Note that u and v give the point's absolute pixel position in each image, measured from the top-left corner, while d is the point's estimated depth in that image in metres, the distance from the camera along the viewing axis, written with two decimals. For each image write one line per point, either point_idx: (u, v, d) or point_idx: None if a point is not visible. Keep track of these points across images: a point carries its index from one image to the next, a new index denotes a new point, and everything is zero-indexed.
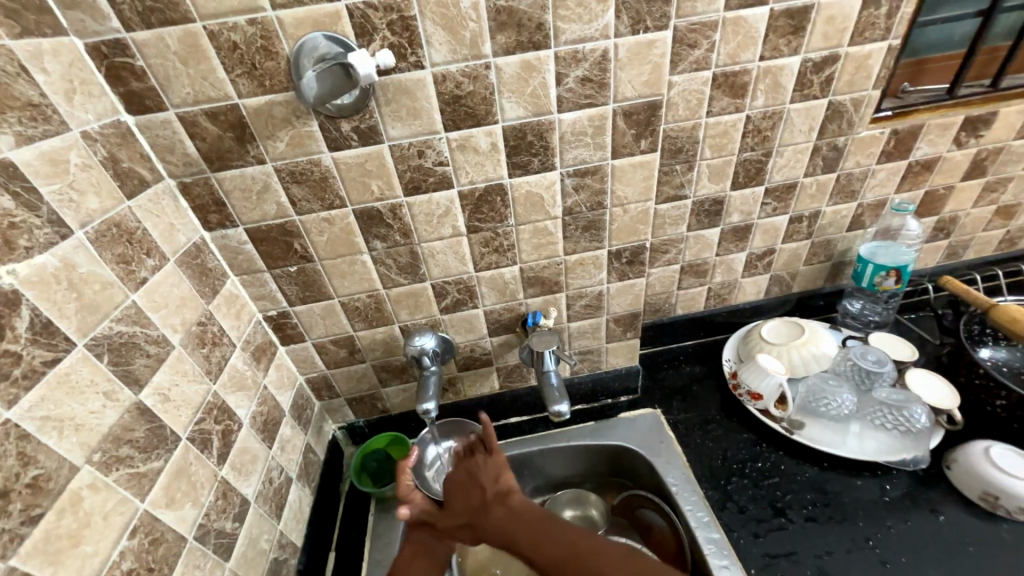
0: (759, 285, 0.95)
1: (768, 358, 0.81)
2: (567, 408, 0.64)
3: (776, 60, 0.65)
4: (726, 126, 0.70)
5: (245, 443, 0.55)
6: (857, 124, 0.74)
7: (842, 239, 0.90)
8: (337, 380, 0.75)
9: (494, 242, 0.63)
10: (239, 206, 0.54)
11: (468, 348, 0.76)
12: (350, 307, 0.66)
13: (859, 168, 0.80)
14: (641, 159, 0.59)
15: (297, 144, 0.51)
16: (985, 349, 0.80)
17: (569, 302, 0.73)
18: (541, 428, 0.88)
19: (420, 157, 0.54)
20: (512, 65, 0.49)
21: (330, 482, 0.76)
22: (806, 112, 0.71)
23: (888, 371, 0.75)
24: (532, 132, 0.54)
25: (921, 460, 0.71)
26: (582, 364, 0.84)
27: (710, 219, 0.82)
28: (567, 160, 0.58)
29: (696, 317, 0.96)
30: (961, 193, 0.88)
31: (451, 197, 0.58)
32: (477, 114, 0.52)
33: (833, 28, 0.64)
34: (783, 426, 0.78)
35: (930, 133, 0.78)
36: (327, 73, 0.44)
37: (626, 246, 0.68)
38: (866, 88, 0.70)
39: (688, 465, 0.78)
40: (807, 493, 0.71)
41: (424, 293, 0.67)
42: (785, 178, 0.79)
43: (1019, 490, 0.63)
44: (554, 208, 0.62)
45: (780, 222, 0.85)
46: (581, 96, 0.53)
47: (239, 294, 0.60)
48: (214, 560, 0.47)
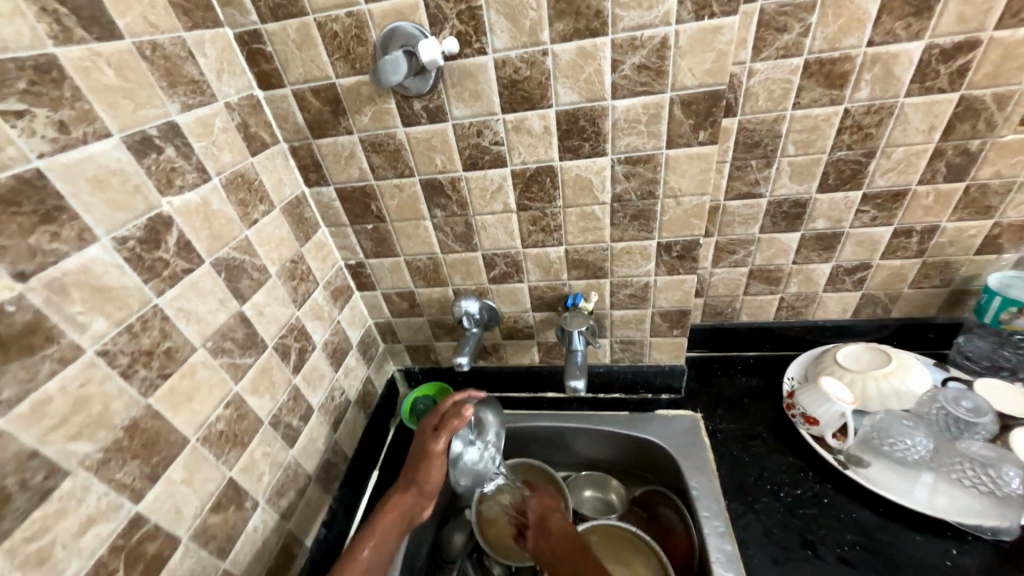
0: (845, 303, 0.84)
1: (832, 383, 0.73)
2: (583, 385, 0.65)
3: (888, 46, 0.57)
4: (816, 120, 0.64)
5: (316, 362, 0.69)
6: (1001, 125, 0.62)
7: (966, 263, 0.76)
8: (398, 328, 0.87)
9: (541, 221, 0.67)
10: (331, 168, 0.65)
11: (512, 319, 0.82)
12: (413, 266, 0.76)
13: (999, 178, 0.66)
14: (698, 151, 0.57)
15: (378, 120, 0.60)
16: None
17: (613, 288, 0.74)
18: (574, 408, 0.91)
19: (478, 136, 0.60)
20: (568, 52, 0.52)
21: (383, 413, 0.89)
22: (927, 108, 0.61)
23: (985, 423, 0.63)
24: (584, 117, 0.56)
25: (1007, 532, 0.60)
26: (623, 354, 0.84)
27: (789, 223, 0.75)
28: (618, 147, 0.58)
29: (762, 327, 0.89)
30: None
31: (503, 175, 0.63)
32: (533, 98, 0.56)
33: (974, 7, 0.53)
34: (837, 459, 0.71)
35: None
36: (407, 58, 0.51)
37: (677, 239, 0.66)
38: (1018, 81, 0.58)
39: (717, 474, 0.75)
40: (848, 534, 0.65)
41: (475, 262, 0.74)
42: (891, 184, 0.68)
43: None
44: (602, 194, 0.63)
45: (881, 234, 0.74)
46: (636, 84, 0.53)
47: (327, 243, 0.73)
48: (281, 444, 0.61)
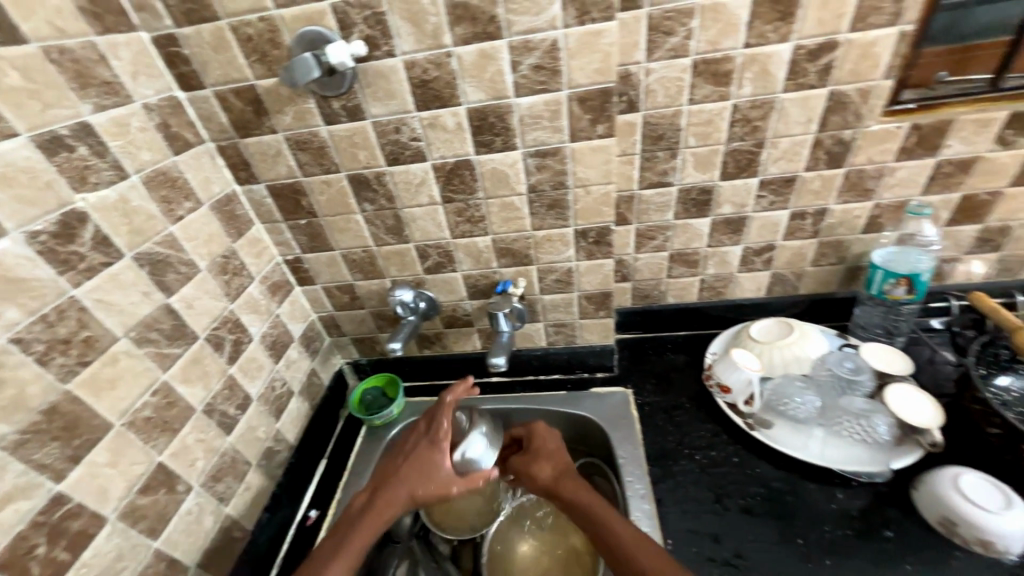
0: (758, 282, 0.92)
1: (743, 354, 0.80)
2: (504, 362, 0.71)
3: (762, 47, 0.64)
4: (710, 114, 0.70)
5: (253, 353, 0.71)
6: (867, 117, 0.70)
7: (856, 241, 0.84)
8: (342, 321, 0.90)
9: (466, 212, 0.72)
10: (260, 166, 0.68)
11: (450, 308, 0.86)
12: (349, 259, 0.79)
13: (872, 164, 0.74)
14: (599, 143, 0.63)
15: (300, 119, 0.63)
16: (1004, 377, 0.74)
17: (540, 274, 0.79)
18: (516, 390, 0.96)
19: (397, 132, 0.64)
20: (470, 54, 0.56)
21: (331, 404, 0.91)
22: (802, 102, 0.69)
23: (863, 380, 0.72)
24: (493, 114, 0.61)
25: (880, 475, 0.68)
26: (557, 336, 0.90)
27: (699, 209, 0.82)
28: (527, 141, 0.63)
29: (688, 307, 0.96)
30: (1012, 200, 0.77)
31: (425, 169, 0.67)
32: (443, 97, 0.60)
33: (828, 13, 0.61)
34: (746, 422, 0.78)
35: (963, 129, 0.70)
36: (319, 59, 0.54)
37: (591, 226, 0.72)
38: (874, 78, 0.66)
39: (642, 443, 0.81)
40: (751, 487, 0.72)
41: (409, 253, 0.78)
42: (781, 171, 0.76)
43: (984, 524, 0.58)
44: (519, 185, 0.68)
45: (780, 217, 0.82)
46: (535, 83, 0.58)
47: (262, 239, 0.75)
48: (216, 431, 0.63)
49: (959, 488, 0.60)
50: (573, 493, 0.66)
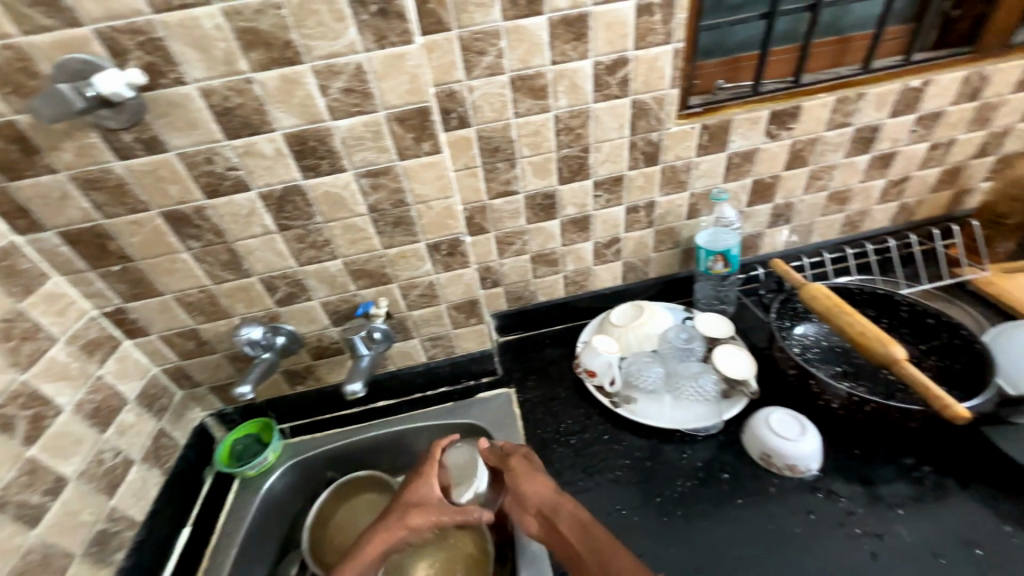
0: (614, 272, 1.01)
1: (603, 339, 0.87)
2: (361, 387, 0.71)
3: (566, 64, 0.71)
4: (536, 125, 0.76)
5: (64, 427, 0.61)
6: (666, 120, 0.80)
7: (684, 227, 0.96)
8: (193, 370, 0.81)
9: (308, 238, 0.69)
10: (44, 212, 0.59)
11: (315, 338, 0.82)
12: (185, 301, 0.72)
13: (680, 160, 0.86)
14: (428, 160, 0.65)
15: (84, 155, 0.56)
16: (803, 325, 0.89)
17: (402, 292, 0.79)
18: (404, 411, 0.94)
19: (209, 163, 0.59)
20: (272, 79, 0.55)
21: (192, 464, 0.82)
22: (612, 111, 0.77)
23: (694, 347, 0.83)
24: (313, 138, 0.60)
25: (712, 426, 0.78)
26: (435, 350, 0.90)
27: (547, 212, 0.88)
28: (355, 162, 0.63)
29: (559, 303, 1.02)
30: (788, 181, 0.94)
31: (251, 199, 0.64)
32: (253, 123, 0.58)
33: (614, 34, 0.70)
34: (611, 401, 0.85)
35: (740, 126, 0.84)
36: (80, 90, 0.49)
37: (441, 239, 0.74)
38: (664, 87, 0.76)
39: (524, 439, 0.85)
40: (618, 460, 0.78)
41: (254, 287, 0.73)
42: (609, 172, 0.85)
43: (786, 450, 0.70)
44: (358, 206, 0.67)
45: (618, 213, 0.91)
46: (349, 105, 0.58)
47: (65, 293, 0.66)
48: (11, 528, 0.53)
49: (768, 426, 0.72)
50: (569, 524, 0.59)
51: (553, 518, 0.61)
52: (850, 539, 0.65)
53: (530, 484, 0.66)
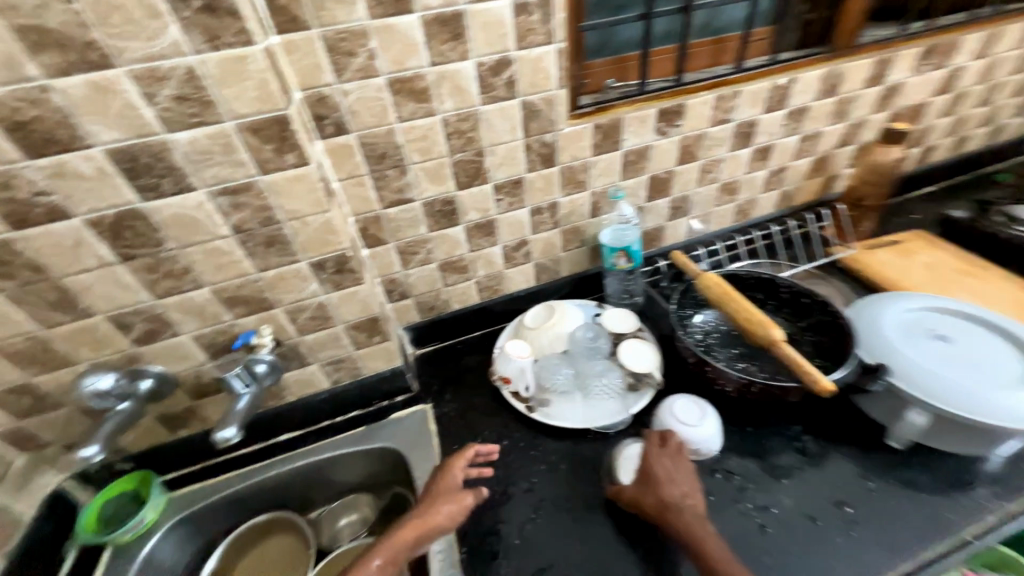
0: (527, 274, 1.00)
1: (516, 343, 0.86)
2: (235, 432, 0.65)
3: (447, 65, 0.67)
4: (423, 129, 0.72)
5: None
6: (558, 121, 0.80)
7: (590, 225, 0.97)
8: (36, 429, 0.68)
9: (160, 267, 0.60)
10: None
11: (192, 376, 0.72)
12: (8, 352, 0.60)
13: (578, 160, 0.86)
14: (294, 173, 0.59)
15: None
16: (702, 314, 0.94)
17: (290, 316, 0.72)
18: (311, 442, 0.86)
19: (7, 188, 0.49)
20: (77, 87, 0.46)
21: (45, 539, 0.70)
22: (502, 113, 0.75)
23: (600, 344, 0.83)
24: (144, 154, 0.52)
25: (620, 419, 0.79)
26: (340, 373, 0.84)
27: (448, 219, 0.84)
28: (205, 179, 0.55)
29: (474, 309, 1.00)
30: (682, 176, 0.98)
31: (75, 227, 0.54)
32: (59, 139, 0.48)
33: (492, 34, 0.67)
34: (525, 406, 0.84)
35: (631, 125, 0.86)
36: None
37: (326, 256, 0.68)
38: (552, 88, 0.76)
39: (439, 456, 0.82)
40: (533, 466, 0.77)
41: (101, 328, 0.63)
42: (508, 175, 0.83)
43: (692, 436, 0.72)
44: (218, 228, 0.60)
45: (522, 215, 0.90)
46: (185, 115, 0.51)
47: None
48: None
49: (675, 414, 0.74)
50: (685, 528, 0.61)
51: (675, 520, 0.62)
52: (743, 515, 0.69)
53: (659, 473, 0.66)
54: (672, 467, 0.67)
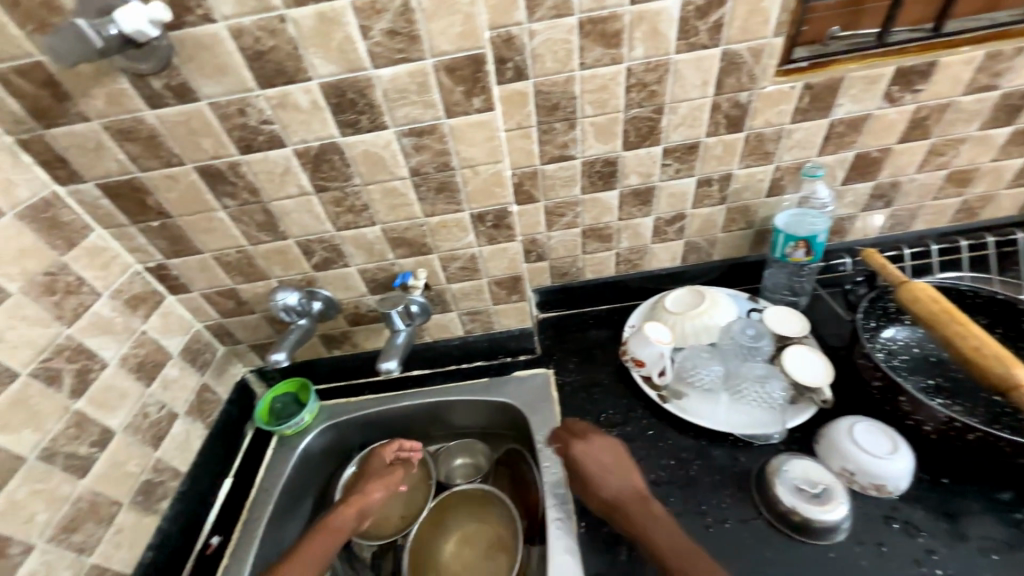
0: (673, 251, 0.91)
1: (655, 327, 0.79)
2: (394, 365, 0.63)
3: (649, 3, 0.59)
4: (604, 79, 0.66)
5: (110, 381, 0.62)
6: (761, 77, 0.67)
7: (761, 205, 0.84)
8: (233, 328, 0.81)
9: (345, 201, 0.64)
10: (80, 162, 0.57)
11: (352, 305, 0.79)
12: (223, 261, 0.70)
13: (771, 127, 0.73)
14: (478, 118, 0.57)
15: (115, 102, 0.52)
16: (891, 328, 0.78)
17: (442, 263, 0.74)
18: (438, 382, 0.91)
19: (242, 115, 0.54)
20: (309, 18, 0.48)
21: (233, 419, 0.84)
22: (696, 64, 0.65)
23: (763, 346, 0.73)
24: (351, 89, 0.53)
25: (775, 433, 0.70)
26: (473, 324, 0.85)
27: (605, 181, 0.78)
28: (397, 118, 0.56)
29: (608, 282, 0.94)
30: (899, 157, 0.79)
31: (287, 156, 0.58)
32: (287, 71, 0.51)
33: None
34: (659, 394, 0.78)
35: (853, 87, 0.69)
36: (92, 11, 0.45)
37: (487, 209, 0.67)
38: (765, 35, 0.63)
39: (560, 424, 0.80)
40: (663, 458, 0.72)
41: (291, 250, 0.70)
42: (684, 138, 0.73)
43: (875, 468, 0.62)
44: (398, 168, 0.61)
45: (686, 186, 0.80)
46: (393, 51, 0.50)
47: (109, 246, 0.65)
48: (63, 477, 0.54)
49: (852, 438, 0.64)
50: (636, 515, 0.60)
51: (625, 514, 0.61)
52: None
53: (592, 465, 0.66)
54: (593, 459, 0.66)
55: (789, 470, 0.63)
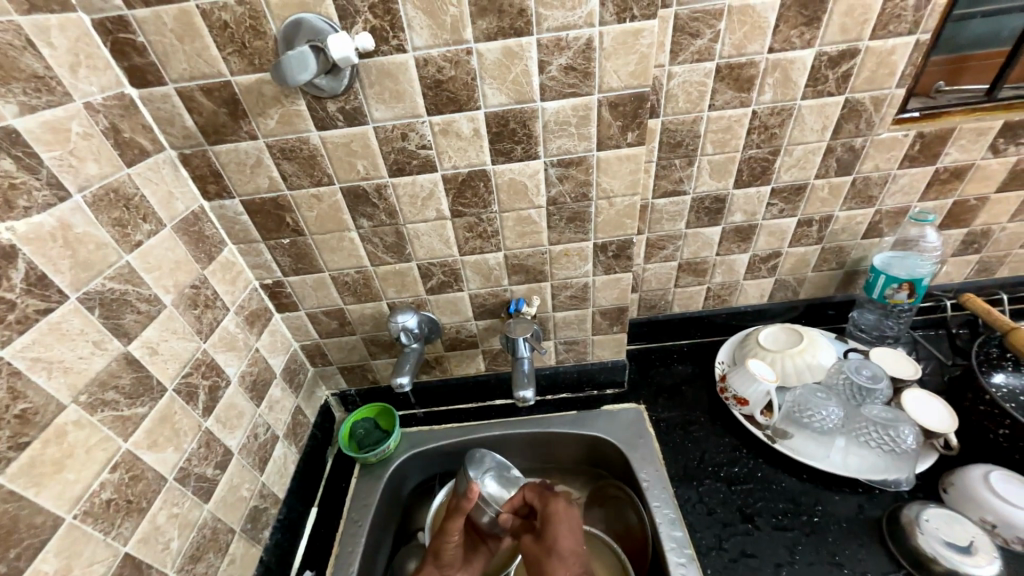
0: (762, 288, 0.91)
1: (758, 364, 0.78)
2: (531, 394, 0.65)
3: (786, 53, 0.62)
4: (729, 120, 0.68)
5: (232, 400, 0.60)
6: (878, 124, 0.70)
7: (856, 247, 0.85)
8: (329, 349, 0.79)
9: (477, 227, 0.64)
10: (234, 178, 0.57)
11: (454, 329, 0.78)
12: (340, 281, 0.70)
13: (878, 172, 0.75)
14: (627, 152, 0.58)
15: (286, 123, 0.53)
16: (999, 375, 0.74)
17: (553, 292, 0.73)
18: (524, 414, 0.88)
19: (403, 139, 0.55)
20: (494, 52, 0.50)
21: (318, 444, 0.80)
22: (819, 110, 0.67)
23: (881, 388, 0.72)
24: (515, 119, 0.55)
25: (903, 481, 0.69)
26: (567, 354, 0.84)
27: (711, 217, 0.79)
28: (550, 149, 0.57)
29: (694, 316, 0.93)
30: (996, 205, 0.80)
31: (434, 180, 0.59)
32: (459, 99, 0.53)
33: (852, 20, 0.60)
34: (766, 434, 0.76)
35: (962, 137, 0.72)
36: (298, 35, 0.47)
37: (612, 239, 0.67)
38: (889, 86, 0.66)
39: (663, 462, 0.78)
40: (778, 503, 0.70)
41: (410, 273, 0.69)
42: (794, 179, 0.75)
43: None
44: (538, 197, 0.62)
45: (788, 225, 0.81)
46: (564, 85, 0.52)
47: (236, 262, 0.64)
48: (193, 500, 0.52)
49: (988, 486, 0.62)
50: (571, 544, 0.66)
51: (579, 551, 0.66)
52: None
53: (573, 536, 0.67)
54: (567, 529, 0.67)
55: (928, 519, 0.62)
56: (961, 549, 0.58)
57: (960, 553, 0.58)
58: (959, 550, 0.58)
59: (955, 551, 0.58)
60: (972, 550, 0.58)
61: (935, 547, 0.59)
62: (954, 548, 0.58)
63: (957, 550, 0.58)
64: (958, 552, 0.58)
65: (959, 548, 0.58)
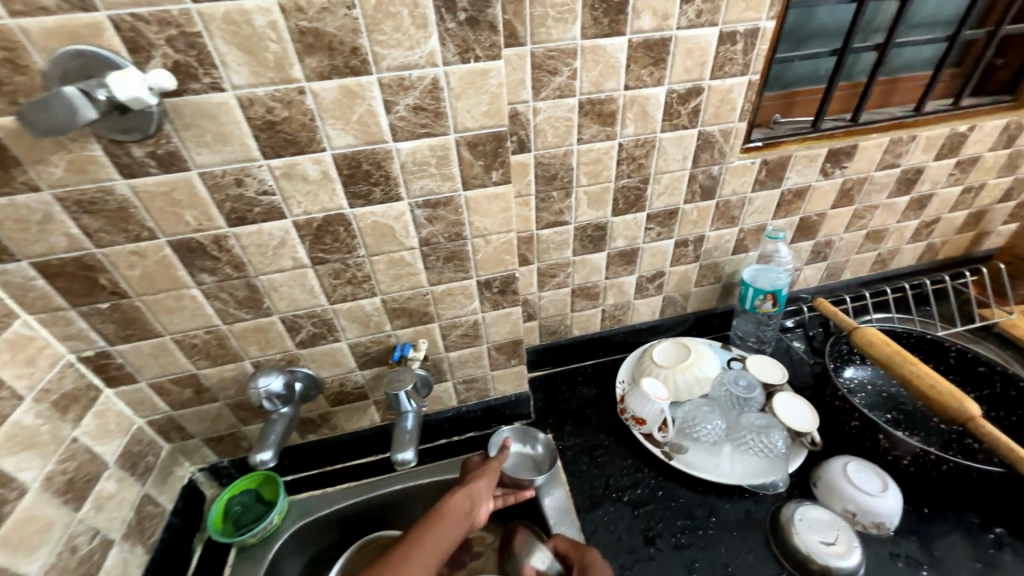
0: (653, 306, 0.95)
1: (652, 382, 0.81)
2: (412, 454, 0.61)
3: (640, 90, 0.65)
4: (598, 153, 0.70)
5: (29, 512, 0.48)
6: (729, 154, 0.76)
7: (728, 262, 0.92)
8: (186, 421, 0.67)
9: (345, 273, 0.59)
10: (15, 238, 0.47)
11: (337, 382, 0.71)
12: (186, 344, 0.60)
13: (735, 195, 0.82)
14: (494, 190, 0.57)
15: (79, 170, 0.44)
16: (850, 369, 0.86)
17: (442, 332, 0.69)
18: (426, 462, 0.83)
19: (239, 185, 0.49)
20: (330, 91, 0.46)
21: (179, 534, 0.68)
22: (678, 141, 0.72)
23: (756, 396, 0.76)
24: (367, 160, 0.51)
25: (780, 482, 0.74)
26: (468, 392, 0.80)
27: (595, 245, 0.81)
28: (413, 190, 0.54)
29: (594, 338, 0.95)
30: (833, 220, 0.91)
31: (285, 228, 0.53)
32: (299, 141, 0.48)
33: (693, 61, 0.64)
34: (662, 451, 0.78)
35: (798, 163, 0.81)
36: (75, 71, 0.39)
37: (495, 276, 0.65)
38: (733, 120, 0.72)
39: (569, 494, 0.77)
40: (678, 520, 0.72)
41: (273, 328, 0.62)
42: (665, 205, 0.79)
43: (875, 507, 0.66)
44: (408, 239, 0.58)
45: (666, 246, 0.85)
46: (416, 125, 0.50)
47: (35, 336, 0.52)
48: None
49: (848, 479, 0.68)
50: None
51: None
52: None
53: None
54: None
55: (802, 519, 0.66)
56: (830, 546, 0.64)
57: (831, 551, 0.63)
58: (830, 548, 0.64)
59: (827, 550, 0.64)
60: (838, 544, 0.64)
61: (812, 549, 0.64)
62: (826, 547, 0.64)
63: (827, 547, 0.64)
64: (828, 550, 0.64)
65: (828, 545, 0.64)
